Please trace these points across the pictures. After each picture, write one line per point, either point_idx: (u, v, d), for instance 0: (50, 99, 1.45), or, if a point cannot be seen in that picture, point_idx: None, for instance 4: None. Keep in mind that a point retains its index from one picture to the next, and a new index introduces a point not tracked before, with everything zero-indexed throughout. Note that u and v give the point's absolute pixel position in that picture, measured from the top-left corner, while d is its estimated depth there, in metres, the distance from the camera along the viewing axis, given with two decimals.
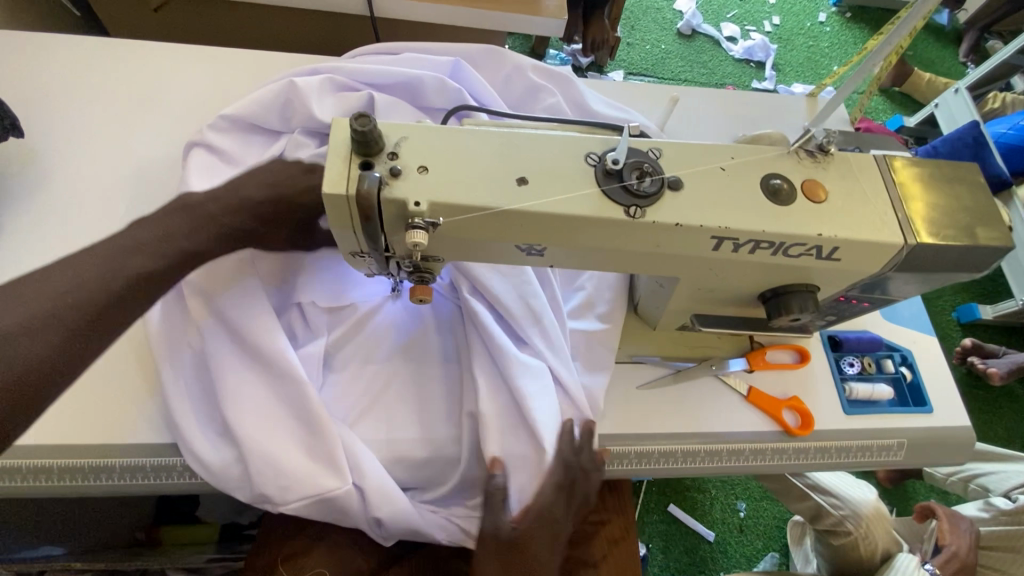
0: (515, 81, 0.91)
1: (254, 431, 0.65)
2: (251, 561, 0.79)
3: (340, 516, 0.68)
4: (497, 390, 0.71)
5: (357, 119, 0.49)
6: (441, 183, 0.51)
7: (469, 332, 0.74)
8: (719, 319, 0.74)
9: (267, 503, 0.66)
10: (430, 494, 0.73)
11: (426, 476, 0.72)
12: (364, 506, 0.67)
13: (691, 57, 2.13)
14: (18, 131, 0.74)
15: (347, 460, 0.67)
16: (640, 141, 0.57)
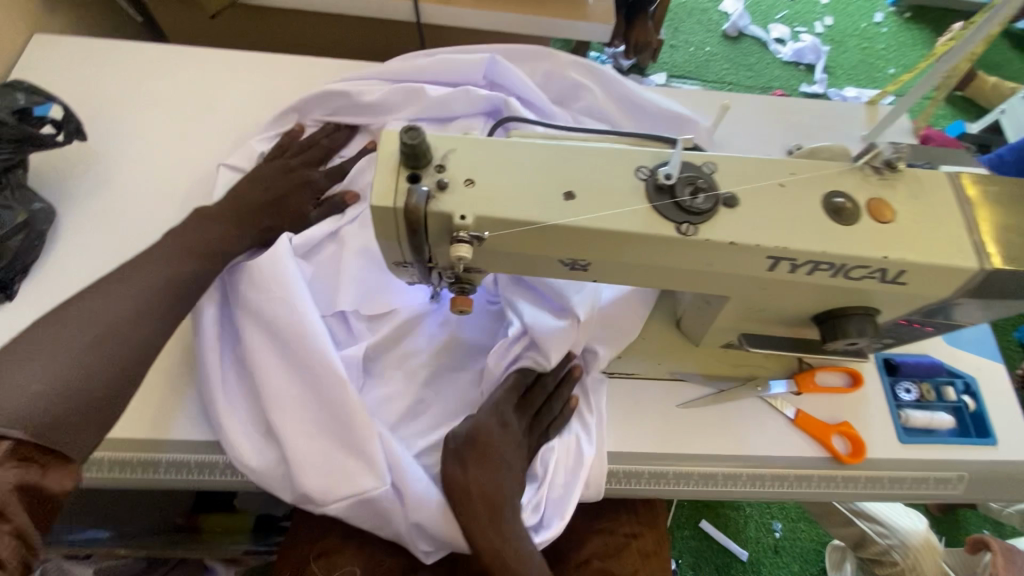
0: (551, 79, 0.90)
1: (295, 431, 0.66)
2: (286, 559, 0.81)
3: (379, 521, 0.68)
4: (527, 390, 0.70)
5: (406, 132, 0.49)
6: (487, 196, 0.51)
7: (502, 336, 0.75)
8: (769, 340, 0.70)
9: (310, 504, 0.66)
10: None
11: None
12: (403, 509, 0.67)
13: (737, 60, 2.06)
14: (83, 135, 0.77)
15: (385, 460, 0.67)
16: (693, 156, 0.55)
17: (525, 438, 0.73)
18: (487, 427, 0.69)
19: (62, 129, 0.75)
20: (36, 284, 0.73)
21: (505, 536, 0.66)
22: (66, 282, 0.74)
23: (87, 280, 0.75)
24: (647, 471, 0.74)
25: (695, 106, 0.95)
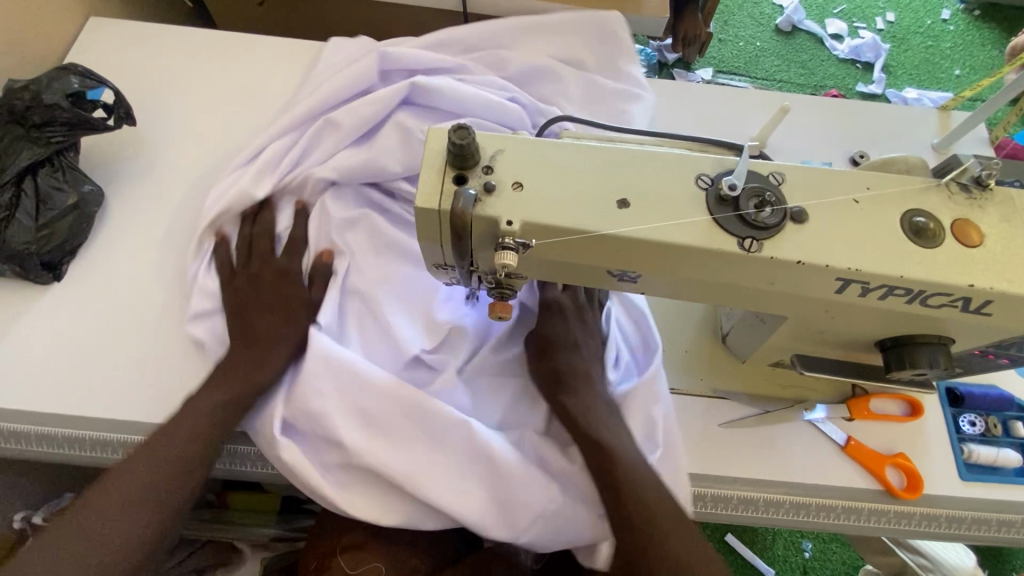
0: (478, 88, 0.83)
1: (439, 486, 0.63)
2: (313, 551, 0.81)
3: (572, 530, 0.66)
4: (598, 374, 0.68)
5: (455, 132, 0.46)
6: (537, 201, 0.48)
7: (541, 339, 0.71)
8: (826, 363, 0.66)
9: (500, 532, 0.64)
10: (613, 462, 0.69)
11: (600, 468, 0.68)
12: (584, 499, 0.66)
13: (789, 56, 1.96)
14: (132, 120, 0.77)
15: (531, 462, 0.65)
16: (759, 165, 0.51)
17: (584, 329, 0.72)
18: (549, 329, 0.71)
19: (113, 113, 0.76)
20: (83, 266, 0.75)
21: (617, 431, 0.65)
22: (111, 267, 0.75)
23: (130, 266, 0.76)
24: None
25: (753, 107, 0.90)
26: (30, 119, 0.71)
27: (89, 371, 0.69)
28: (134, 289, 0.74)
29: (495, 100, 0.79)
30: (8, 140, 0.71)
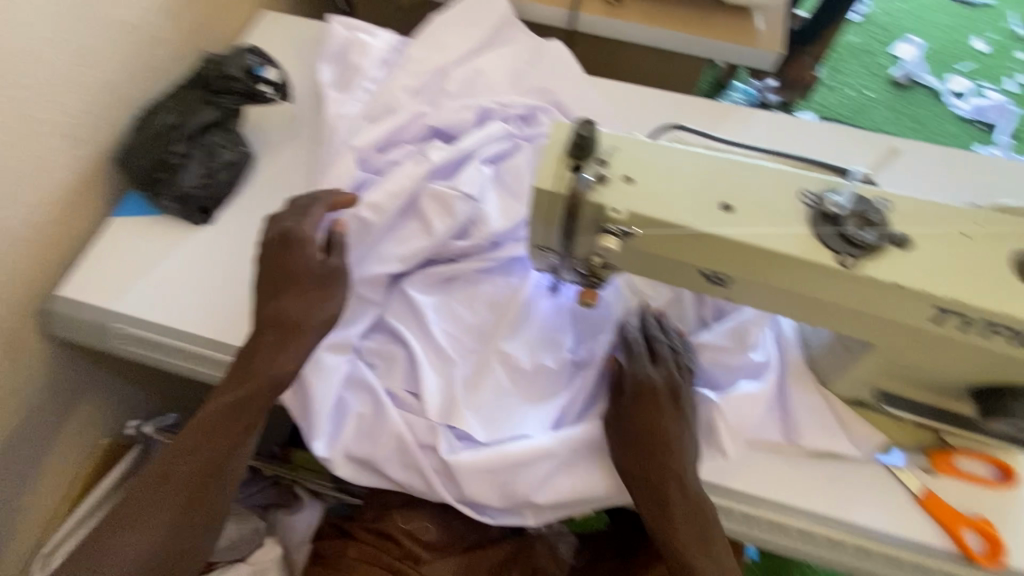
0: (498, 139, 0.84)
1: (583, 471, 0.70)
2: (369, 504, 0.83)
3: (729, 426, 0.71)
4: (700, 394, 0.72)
5: (581, 125, 0.52)
6: (644, 194, 0.52)
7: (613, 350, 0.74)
8: (910, 404, 0.65)
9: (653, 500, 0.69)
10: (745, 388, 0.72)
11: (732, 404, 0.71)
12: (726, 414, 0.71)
13: (901, 109, 1.89)
14: (288, 97, 0.90)
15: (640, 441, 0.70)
16: (865, 189, 0.53)
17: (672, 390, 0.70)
18: (646, 393, 0.69)
19: (275, 88, 0.88)
20: (227, 214, 0.87)
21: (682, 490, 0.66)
22: (246, 217, 0.86)
23: (261, 219, 0.86)
24: (737, 509, 0.71)
25: (860, 146, 0.89)
26: (213, 87, 0.86)
27: (225, 303, 0.80)
28: (263, 239, 0.85)
29: (494, 129, 0.83)
30: (195, 102, 0.85)
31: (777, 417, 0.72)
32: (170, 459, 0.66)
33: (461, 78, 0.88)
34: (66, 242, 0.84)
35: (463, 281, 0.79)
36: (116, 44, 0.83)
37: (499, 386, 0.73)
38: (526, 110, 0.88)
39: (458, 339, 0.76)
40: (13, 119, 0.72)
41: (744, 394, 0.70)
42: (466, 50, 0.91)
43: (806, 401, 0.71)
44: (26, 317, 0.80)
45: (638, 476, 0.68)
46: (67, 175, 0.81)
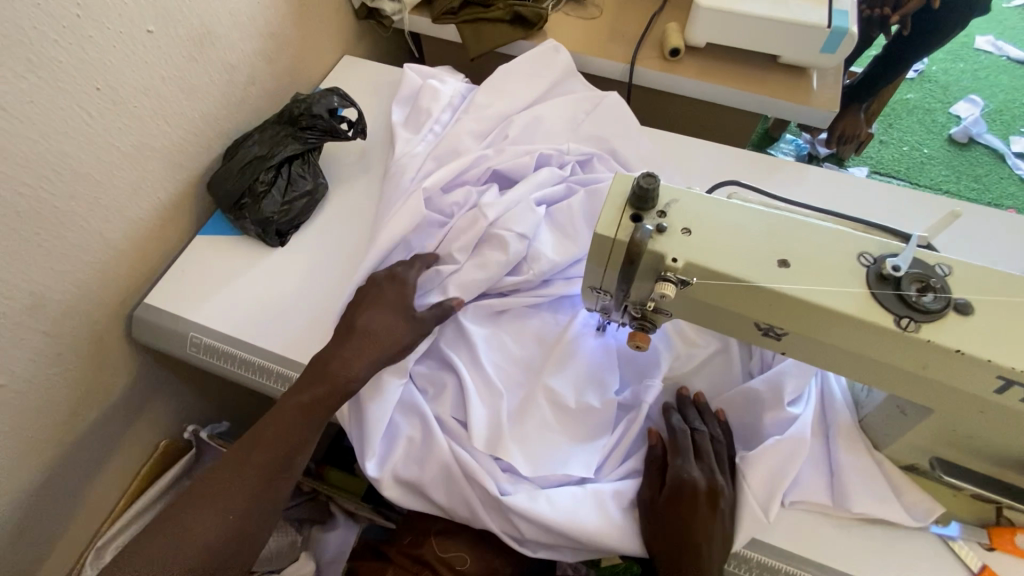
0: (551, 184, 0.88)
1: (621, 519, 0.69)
2: (406, 528, 0.84)
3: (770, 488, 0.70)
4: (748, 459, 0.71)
5: (644, 178, 0.55)
6: (701, 246, 0.54)
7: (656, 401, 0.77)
8: (967, 474, 0.64)
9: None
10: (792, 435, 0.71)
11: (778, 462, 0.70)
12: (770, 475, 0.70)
13: (961, 168, 1.85)
14: (364, 136, 0.97)
15: None
16: (925, 253, 0.53)
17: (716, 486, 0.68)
18: (689, 489, 0.67)
19: (352, 127, 0.96)
20: (299, 239, 0.93)
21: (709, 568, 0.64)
22: (316, 243, 0.93)
23: (329, 245, 0.93)
24: (782, 570, 0.68)
25: (917, 206, 0.89)
26: (299, 123, 0.93)
27: (292, 321, 0.86)
28: (329, 264, 0.91)
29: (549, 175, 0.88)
30: (280, 136, 0.93)
31: (824, 477, 0.71)
32: (220, 472, 0.69)
33: (522, 123, 0.93)
34: (156, 256, 0.92)
35: (513, 315, 0.82)
36: (218, 82, 0.92)
37: (545, 421, 0.74)
38: (581, 157, 0.92)
39: (506, 372, 0.79)
40: (128, 146, 0.81)
41: (777, 445, 0.70)
42: (530, 99, 0.98)
43: (854, 462, 0.69)
44: (114, 322, 0.88)
45: (666, 560, 0.65)
46: (164, 196, 0.89)
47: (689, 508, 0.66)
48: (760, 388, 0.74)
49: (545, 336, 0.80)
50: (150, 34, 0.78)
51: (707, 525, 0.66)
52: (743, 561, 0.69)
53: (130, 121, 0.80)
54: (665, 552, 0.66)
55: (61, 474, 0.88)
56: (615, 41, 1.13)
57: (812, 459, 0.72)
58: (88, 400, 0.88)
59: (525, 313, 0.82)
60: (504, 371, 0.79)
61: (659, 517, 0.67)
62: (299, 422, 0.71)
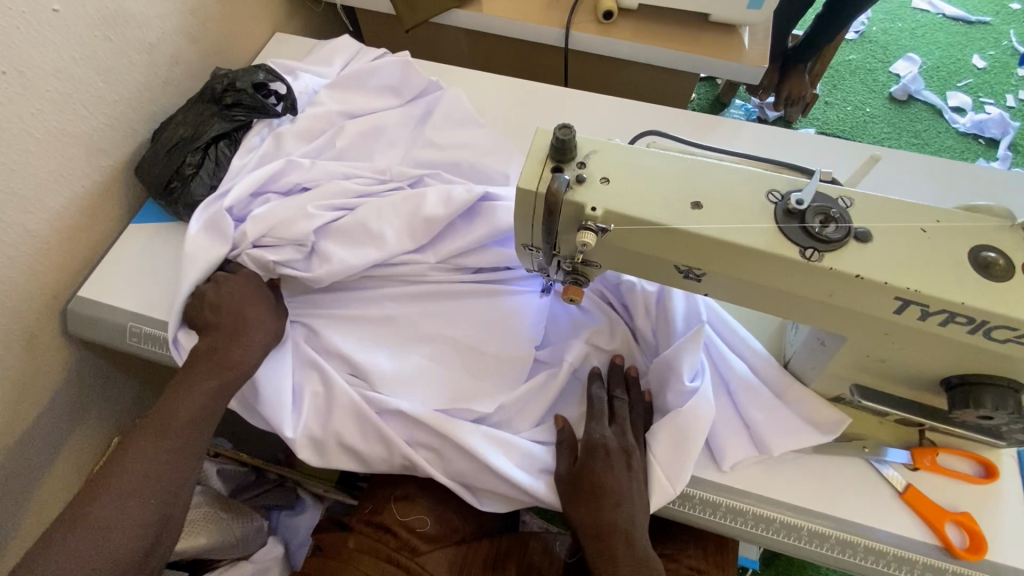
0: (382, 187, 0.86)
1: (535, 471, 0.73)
2: (366, 499, 0.86)
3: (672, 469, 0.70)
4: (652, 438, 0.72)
5: (560, 129, 0.56)
6: (619, 193, 0.56)
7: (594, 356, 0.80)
8: (886, 398, 0.68)
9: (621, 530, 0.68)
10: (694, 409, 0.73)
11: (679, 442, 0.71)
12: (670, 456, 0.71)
13: (902, 124, 1.92)
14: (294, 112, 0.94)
15: None
16: (829, 189, 0.56)
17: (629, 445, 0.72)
18: (606, 447, 0.70)
19: (283, 103, 0.93)
20: None
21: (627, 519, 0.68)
22: None
23: None
24: (723, 503, 0.72)
25: (841, 152, 0.93)
26: (225, 101, 0.91)
27: None
28: None
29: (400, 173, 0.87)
30: (207, 115, 0.90)
31: (740, 435, 0.74)
32: (124, 471, 0.66)
33: (353, 131, 0.92)
34: (86, 247, 0.89)
35: (361, 301, 0.83)
36: (137, 63, 0.89)
37: (459, 386, 0.78)
38: (411, 180, 0.87)
39: (404, 336, 0.81)
40: (43, 132, 0.77)
41: (681, 420, 0.71)
42: (383, 103, 0.96)
43: (762, 413, 0.74)
44: (46, 317, 0.85)
45: (588, 520, 0.68)
46: (89, 184, 0.86)
47: (607, 461, 0.70)
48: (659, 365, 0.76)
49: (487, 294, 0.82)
50: (57, 13, 0.74)
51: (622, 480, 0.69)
52: (685, 498, 0.72)
53: (43, 106, 0.76)
54: (588, 515, 0.68)
55: (5, 477, 0.86)
56: (551, 7, 1.13)
57: (727, 421, 0.75)
58: (27, 399, 0.85)
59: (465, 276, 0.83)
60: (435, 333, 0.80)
61: (577, 480, 0.70)
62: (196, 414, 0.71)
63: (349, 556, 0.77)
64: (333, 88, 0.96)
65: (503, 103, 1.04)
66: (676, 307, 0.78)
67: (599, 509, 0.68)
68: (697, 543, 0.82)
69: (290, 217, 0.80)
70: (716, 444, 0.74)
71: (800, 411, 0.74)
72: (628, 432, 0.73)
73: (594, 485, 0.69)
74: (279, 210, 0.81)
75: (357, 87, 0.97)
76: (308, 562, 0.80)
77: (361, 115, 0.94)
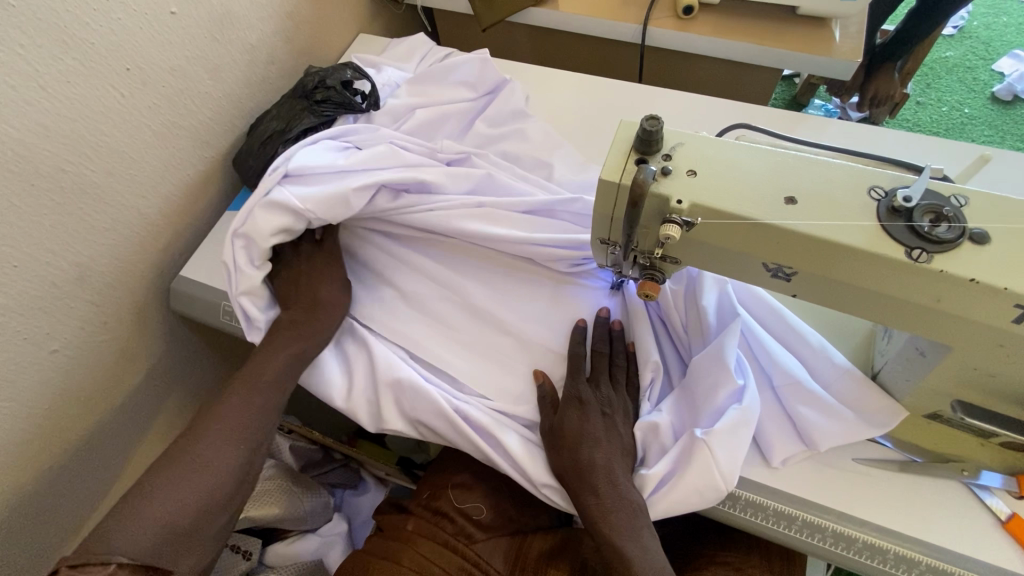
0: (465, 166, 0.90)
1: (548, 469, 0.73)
2: (426, 482, 0.89)
3: (709, 467, 0.66)
4: (688, 450, 0.68)
5: (648, 120, 0.55)
6: (706, 187, 0.54)
7: (637, 345, 0.78)
8: (993, 417, 0.62)
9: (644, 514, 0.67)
10: (747, 404, 0.70)
11: (726, 441, 0.67)
12: (713, 457, 0.67)
13: (1005, 127, 1.75)
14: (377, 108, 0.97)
15: (652, 490, 0.69)
16: (940, 186, 0.52)
17: (609, 395, 0.75)
18: (575, 406, 0.73)
19: (367, 99, 0.97)
20: None
21: (608, 477, 0.68)
22: None
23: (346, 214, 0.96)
24: (799, 517, 0.68)
25: (942, 152, 0.87)
26: (314, 97, 0.96)
27: None
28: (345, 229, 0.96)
29: (451, 147, 0.89)
30: (298, 109, 0.96)
31: (789, 432, 0.71)
32: (202, 431, 0.70)
33: (423, 120, 0.94)
34: (187, 231, 0.97)
35: (440, 279, 0.85)
36: (239, 61, 0.95)
37: (518, 376, 0.79)
38: (457, 157, 0.89)
39: (478, 321, 0.83)
40: (158, 124, 0.85)
41: (728, 425, 0.68)
42: (454, 94, 0.97)
43: (816, 413, 0.70)
44: (153, 292, 0.93)
45: (569, 474, 0.70)
46: (193, 173, 0.94)
47: (577, 414, 0.72)
48: (705, 357, 0.73)
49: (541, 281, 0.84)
50: (174, 15, 0.81)
51: (597, 433, 0.71)
52: (759, 509, 0.69)
53: (159, 101, 0.83)
54: (569, 471, 0.70)
55: (113, 437, 0.95)
56: (628, 3, 1.11)
57: (774, 418, 0.72)
58: (132, 366, 0.94)
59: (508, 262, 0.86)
60: (478, 319, 0.83)
61: (547, 432, 0.74)
62: (243, 418, 0.72)
63: (409, 538, 0.78)
64: (411, 83, 0.99)
65: (576, 101, 1.04)
66: (708, 296, 0.77)
67: (575, 472, 0.69)
68: (762, 554, 0.79)
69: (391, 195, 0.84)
70: (765, 441, 0.71)
71: (877, 423, 0.69)
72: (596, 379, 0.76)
73: (563, 443, 0.71)
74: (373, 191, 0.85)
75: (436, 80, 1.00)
76: (370, 539, 0.83)
77: (431, 105, 0.96)
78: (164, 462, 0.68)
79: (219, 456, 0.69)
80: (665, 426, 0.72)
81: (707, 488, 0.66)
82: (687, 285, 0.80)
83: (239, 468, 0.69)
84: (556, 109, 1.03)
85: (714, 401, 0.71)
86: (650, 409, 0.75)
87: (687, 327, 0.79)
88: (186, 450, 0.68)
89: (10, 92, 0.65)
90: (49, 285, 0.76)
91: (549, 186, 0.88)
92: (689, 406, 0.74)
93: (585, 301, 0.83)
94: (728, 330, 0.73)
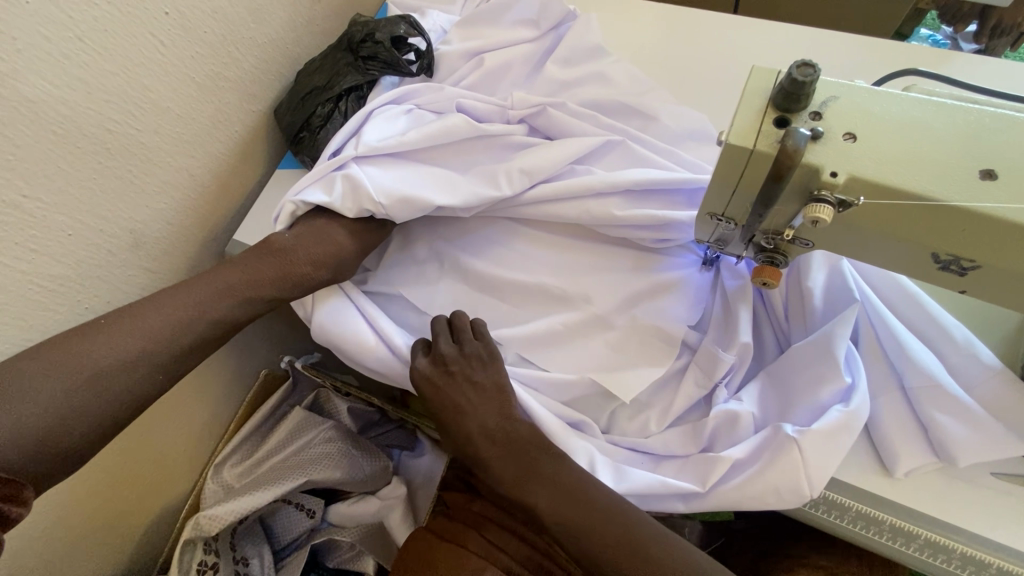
0: (539, 120, 0.79)
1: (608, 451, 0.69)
2: None
3: (790, 472, 0.59)
4: (765, 451, 0.62)
5: (797, 67, 0.43)
6: (869, 157, 0.43)
7: (726, 327, 0.71)
8: None
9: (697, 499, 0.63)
10: (852, 404, 0.61)
11: (819, 444, 0.59)
12: (800, 460, 0.59)
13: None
14: (429, 73, 0.85)
15: (721, 482, 0.62)
16: None
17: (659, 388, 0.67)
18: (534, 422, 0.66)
19: (418, 61, 0.84)
20: None
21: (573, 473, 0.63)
22: None
23: None
24: (922, 536, 0.60)
25: None
26: (360, 52, 0.83)
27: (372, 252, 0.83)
28: None
29: (521, 100, 0.77)
30: (341, 64, 0.85)
31: (915, 437, 0.61)
32: (108, 335, 0.61)
33: (485, 70, 0.83)
34: (237, 191, 0.91)
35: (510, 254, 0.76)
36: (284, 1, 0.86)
37: (594, 358, 0.72)
38: (531, 110, 0.78)
39: (549, 296, 0.74)
40: (202, 75, 0.77)
41: (828, 427, 0.59)
42: (515, 36, 0.85)
43: (952, 418, 0.59)
44: (208, 257, 0.89)
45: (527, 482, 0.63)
46: (240, 128, 0.87)
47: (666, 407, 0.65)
48: (809, 345, 0.65)
49: (623, 251, 0.75)
50: None
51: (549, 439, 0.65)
52: (875, 523, 0.62)
53: (202, 49, 0.75)
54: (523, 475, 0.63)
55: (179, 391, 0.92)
56: None
57: (898, 419, 0.62)
58: None
59: (581, 231, 0.76)
60: (551, 292, 0.73)
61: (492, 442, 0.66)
62: (160, 329, 0.62)
63: (478, 523, 0.76)
64: (462, 25, 0.87)
65: (659, 37, 0.90)
66: (817, 276, 0.68)
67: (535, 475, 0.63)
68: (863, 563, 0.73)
69: (463, 154, 0.76)
70: (887, 449, 0.61)
71: None
72: (451, 353, 0.67)
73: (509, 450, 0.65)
74: (442, 152, 0.76)
75: (489, 21, 0.87)
76: (435, 518, 0.80)
77: (491, 51, 0.84)
78: (45, 358, 0.58)
79: (128, 370, 0.60)
80: (745, 417, 0.64)
81: (787, 491, 0.59)
82: (792, 266, 0.71)
83: (142, 382, 0.61)
84: (635, 48, 0.89)
85: (815, 396, 0.62)
86: (727, 397, 0.68)
87: (787, 310, 0.71)
88: (81, 353, 0.59)
89: (44, 45, 0.59)
90: (105, 254, 0.73)
91: (643, 140, 0.77)
92: (779, 397, 0.67)
93: (672, 277, 0.73)
94: (841, 317, 0.64)
